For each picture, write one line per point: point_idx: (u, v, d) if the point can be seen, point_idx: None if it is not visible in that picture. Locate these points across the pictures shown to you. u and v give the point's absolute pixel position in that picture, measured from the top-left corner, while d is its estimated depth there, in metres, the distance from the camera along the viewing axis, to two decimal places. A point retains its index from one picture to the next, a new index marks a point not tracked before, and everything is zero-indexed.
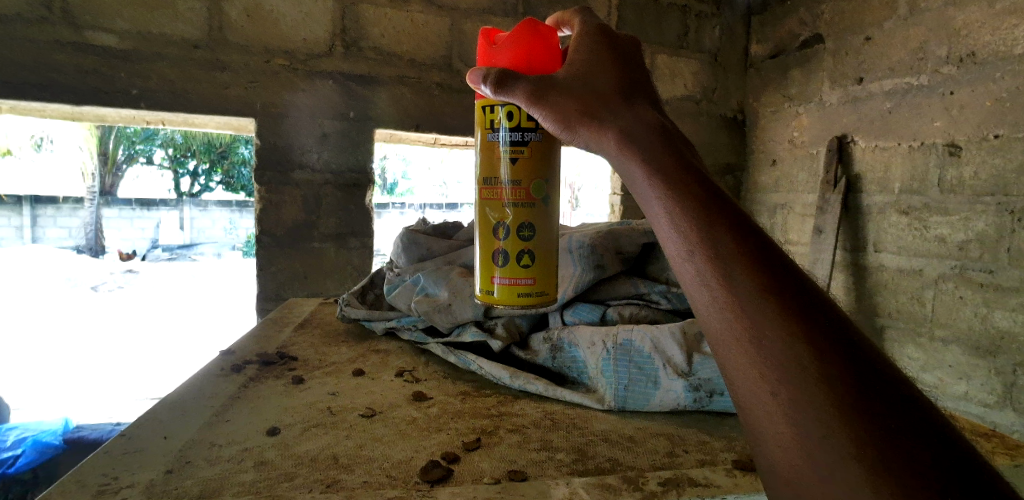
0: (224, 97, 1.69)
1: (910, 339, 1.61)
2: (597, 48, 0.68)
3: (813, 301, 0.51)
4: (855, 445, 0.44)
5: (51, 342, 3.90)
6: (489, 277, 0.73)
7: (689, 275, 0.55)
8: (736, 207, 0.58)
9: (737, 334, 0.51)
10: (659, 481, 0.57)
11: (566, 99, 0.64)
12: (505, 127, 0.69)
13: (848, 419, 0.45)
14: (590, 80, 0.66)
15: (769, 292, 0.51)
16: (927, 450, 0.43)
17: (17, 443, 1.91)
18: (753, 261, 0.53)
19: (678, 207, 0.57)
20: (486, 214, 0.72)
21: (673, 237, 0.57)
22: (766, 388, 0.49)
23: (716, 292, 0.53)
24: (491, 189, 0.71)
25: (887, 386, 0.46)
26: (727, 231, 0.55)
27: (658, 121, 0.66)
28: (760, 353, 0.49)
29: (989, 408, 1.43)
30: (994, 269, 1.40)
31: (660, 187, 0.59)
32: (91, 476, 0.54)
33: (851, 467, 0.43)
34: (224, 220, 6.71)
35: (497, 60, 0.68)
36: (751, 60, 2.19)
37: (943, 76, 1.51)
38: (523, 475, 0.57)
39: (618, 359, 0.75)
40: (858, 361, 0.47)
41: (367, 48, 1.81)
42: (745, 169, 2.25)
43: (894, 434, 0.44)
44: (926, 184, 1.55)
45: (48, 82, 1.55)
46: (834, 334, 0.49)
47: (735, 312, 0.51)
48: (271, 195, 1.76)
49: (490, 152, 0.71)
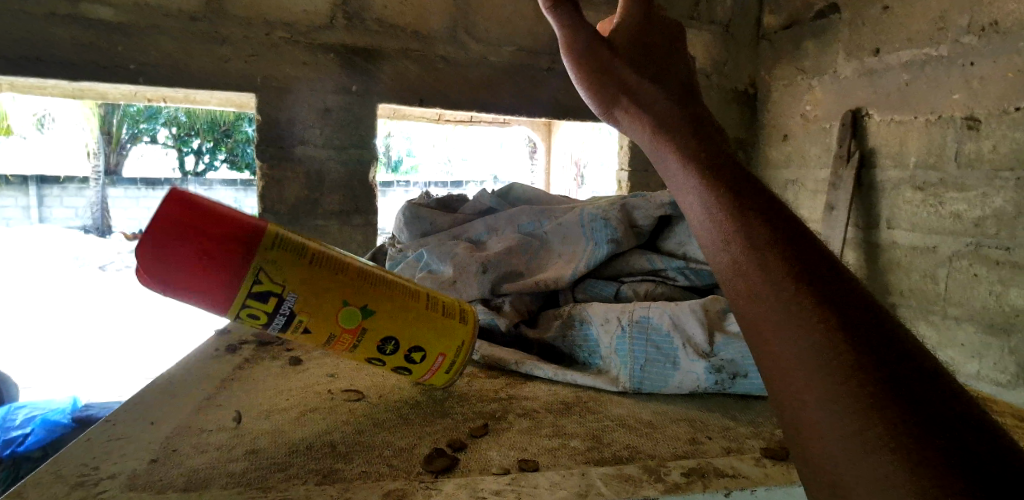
0: (223, 72, 1.63)
1: (921, 316, 1.56)
2: (642, 37, 0.72)
3: (851, 294, 0.44)
4: (886, 442, 0.37)
5: (59, 320, 3.92)
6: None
7: (725, 267, 0.50)
8: (776, 200, 0.52)
9: (769, 324, 0.45)
10: (682, 471, 0.53)
11: (607, 70, 0.69)
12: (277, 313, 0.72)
13: (880, 413, 0.38)
14: (634, 59, 0.70)
15: (804, 285, 0.45)
16: (964, 451, 0.35)
17: (27, 421, 1.90)
18: (791, 257, 0.47)
19: (709, 193, 0.54)
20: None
21: (705, 225, 0.53)
22: (797, 384, 0.42)
23: (751, 284, 0.47)
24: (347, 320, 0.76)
25: (925, 383, 0.39)
26: (766, 227, 0.49)
27: (696, 108, 0.66)
28: (790, 346, 0.43)
29: (1002, 387, 1.39)
30: (1011, 246, 1.35)
31: (689, 169, 0.57)
32: (70, 466, 0.50)
33: (877, 465, 0.37)
34: (229, 199, 6.77)
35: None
36: (764, 32, 2.10)
37: (964, 47, 1.44)
38: (535, 465, 0.53)
39: (635, 336, 0.71)
40: (897, 356, 0.41)
41: (369, 20, 1.74)
42: (755, 144, 2.18)
43: (927, 431, 0.37)
44: (943, 158, 1.49)
45: (46, 57, 1.49)
46: (872, 328, 0.42)
47: (768, 304, 0.45)
48: (272, 172, 1.71)
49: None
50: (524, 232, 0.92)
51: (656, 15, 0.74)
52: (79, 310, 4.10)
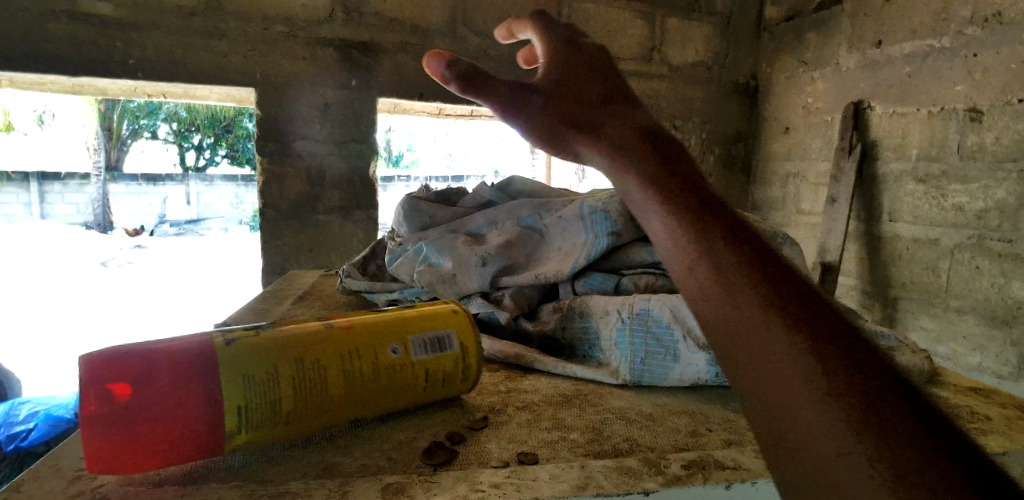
0: (222, 67, 1.62)
1: (924, 309, 1.55)
2: (570, 61, 0.66)
3: (817, 304, 0.43)
4: (873, 460, 0.35)
5: (61, 316, 3.93)
6: (437, 358, 0.60)
7: (692, 292, 0.47)
8: (737, 214, 0.51)
9: (742, 343, 0.43)
10: (683, 463, 0.53)
11: (548, 106, 0.63)
12: (208, 338, 0.51)
13: (866, 430, 0.36)
14: (570, 87, 0.64)
15: (773, 299, 0.43)
16: (951, 466, 0.34)
17: (30, 417, 1.84)
18: (757, 271, 0.45)
19: (670, 214, 0.51)
20: (353, 328, 0.57)
21: (670, 248, 0.50)
22: (777, 404, 0.40)
23: (719, 303, 0.45)
24: (313, 328, 0.56)
25: (904, 393, 0.38)
26: (728, 242, 0.47)
27: (647, 121, 0.62)
28: (765, 365, 0.41)
29: (1003, 379, 1.38)
30: (1014, 238, 1.34)
31: (650, 193, 0.54)
32: (68, 463, 0.51)
33: (866, 486, 0.35)
34: (230, 195, 6.66)
35: (131, 378, 0.46)
36: (765, 23, 2.09)
37: (967, 38, 1.43)
38: (534, 457, 0.53)
39: (635, 329, 0.70)
40: (874, 368, 0.39)
41: (368, 14, 1.73)
42: (757, 137, 2.17)
43: (914, 447, 0.35)
44: (945, 150, 1.48)
45: (43, 52, 1.48)
46: (845, 340, 0.41)
47: (738, 325, 0.43)
48: (272, 167, 1.71)
49: (247, 349, 0.51)
50: (524, 226, 0.91)
51: (574, 32, 0.70)
52: (81, 306, 4.11)
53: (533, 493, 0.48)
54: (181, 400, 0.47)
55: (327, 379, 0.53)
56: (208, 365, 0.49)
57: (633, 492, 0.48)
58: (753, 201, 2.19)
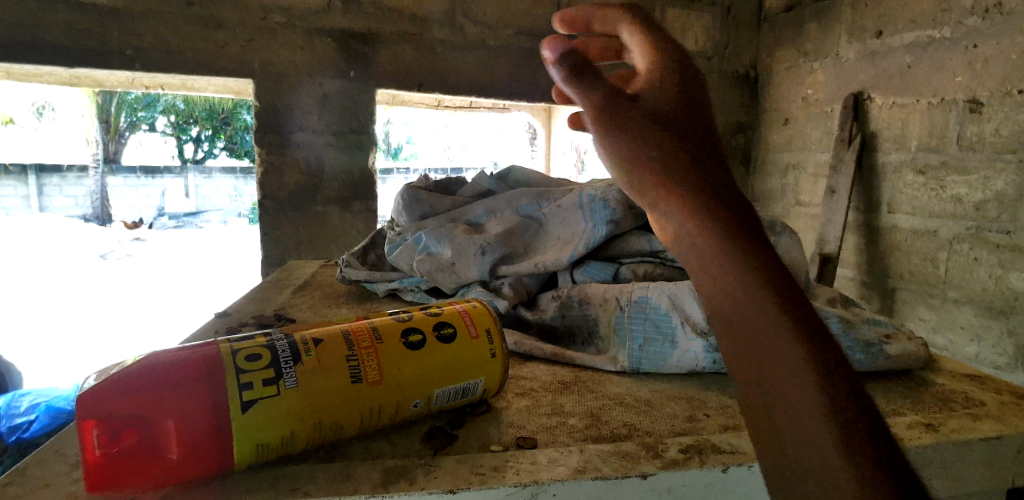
0: (219, 56, 1.62)
1: (922, 300, 1.55)
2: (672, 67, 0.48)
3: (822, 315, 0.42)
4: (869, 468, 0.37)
5: (60, 309, 3.91)
6: (457, 402, 0.58)
7: (728, 307, 0.42)
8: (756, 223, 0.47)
9: (761, 346, 0.41)
10: (680, 448, 0.53)
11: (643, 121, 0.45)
12: (224, 386, 0.45)
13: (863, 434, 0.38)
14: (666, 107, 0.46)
15: (788, 302, 0.41)
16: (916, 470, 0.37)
17: (32, 408, 1.84)
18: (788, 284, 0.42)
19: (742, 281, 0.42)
20: (382, 381, 0.52)
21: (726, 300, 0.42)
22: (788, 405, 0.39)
23: (747, 309, 0.41)
24: (339, 377, 0.50)
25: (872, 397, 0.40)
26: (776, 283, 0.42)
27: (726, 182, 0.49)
28: (786, 367, 0.40)
29: (1000, 370, 1.38)
30: (1012, 229, 1.34)
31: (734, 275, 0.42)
32: (71, 446, 0.52)
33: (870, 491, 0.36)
34: (229, 187, 6.66)
35: (139, 436, 0.42)
36: (766, 13, 2.08)
37: (968, 28, 1.42)
38: (533, 442, 0.54)
39: (633, 316, 0.71)
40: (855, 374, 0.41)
41: (365, 3, 1.71)
42: (757, 128, 2.16)
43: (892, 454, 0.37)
44: (945, 141, 1.48)
45: (39, 42, 1.48)
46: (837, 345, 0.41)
47: (770, 331, 0.41)
48: (271, 158, 1.71)
49: (265, 417, 0.46)
50: (522, 215, 0.92)
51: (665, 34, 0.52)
52: (78, 299, 4.11)
53: (534, 475, 0.49)
54: (193, 462, 0.44)
55: (343, 429, 0.51)
56: (224, 426, 0.45)
57: (631, 475, 0.49)
58: (752, 192, 2.19)
